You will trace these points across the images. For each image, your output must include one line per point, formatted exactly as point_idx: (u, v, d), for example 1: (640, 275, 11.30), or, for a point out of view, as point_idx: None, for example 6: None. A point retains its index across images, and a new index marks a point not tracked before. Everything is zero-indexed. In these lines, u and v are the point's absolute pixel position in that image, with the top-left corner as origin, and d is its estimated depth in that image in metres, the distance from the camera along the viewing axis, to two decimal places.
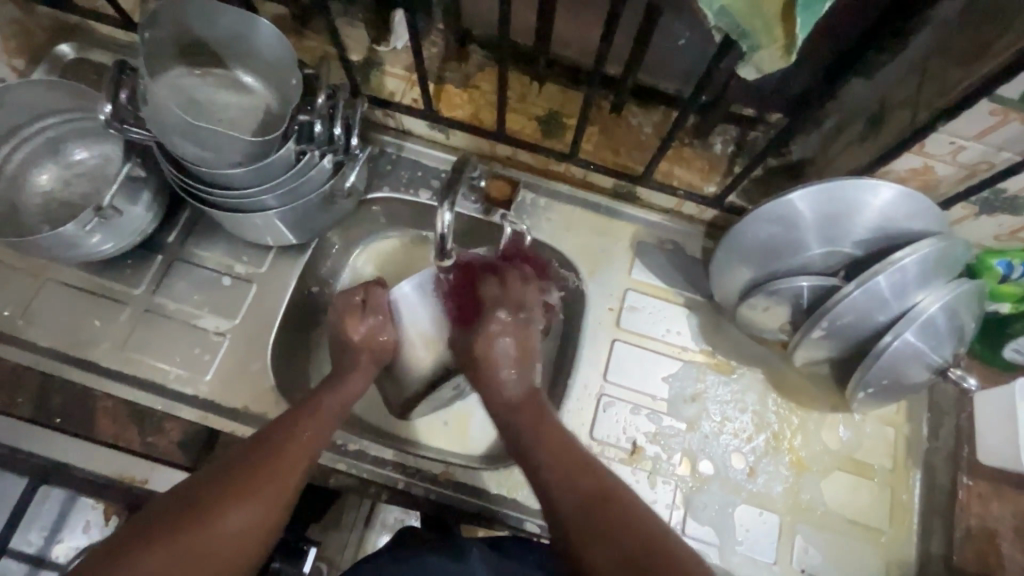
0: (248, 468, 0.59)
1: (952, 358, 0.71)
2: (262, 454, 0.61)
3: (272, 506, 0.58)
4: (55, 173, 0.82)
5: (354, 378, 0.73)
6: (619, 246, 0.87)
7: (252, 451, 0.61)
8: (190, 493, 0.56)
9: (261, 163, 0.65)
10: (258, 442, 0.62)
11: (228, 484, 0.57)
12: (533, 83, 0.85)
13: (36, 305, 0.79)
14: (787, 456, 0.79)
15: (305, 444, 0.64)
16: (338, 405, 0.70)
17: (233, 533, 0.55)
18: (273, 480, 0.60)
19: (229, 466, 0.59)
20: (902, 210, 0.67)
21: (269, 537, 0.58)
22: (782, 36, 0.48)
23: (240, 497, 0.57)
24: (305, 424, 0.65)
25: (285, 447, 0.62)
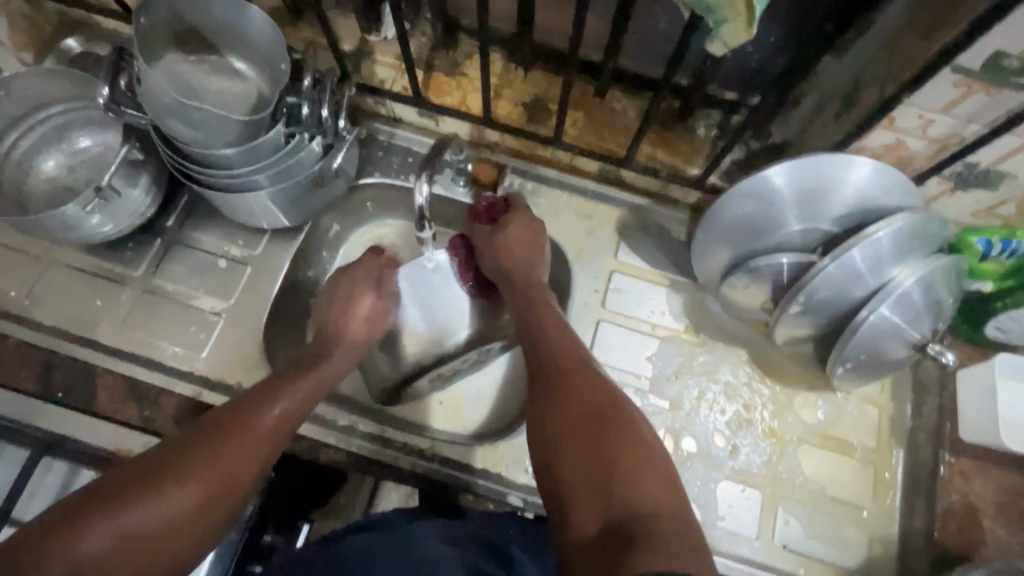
0: (246, 416, 0.63)
1: (930, 334, 0.72)
2: (260, 405, 0.65)
3: (268, 452, 0.63)
4: (60, 160, 0.85)
5: (338, 354, 0.76)
6: (605, 228, 0.89)
7: (250, 403, 0.64)
8: (189, 439, 0.59)
9: (251, 143, 0.68)
10: (255, 396, 0.66)
11: (225, 431, 0.61)
12: (519, 70, 0.87)
13: (40, 286, 0.83)
14: (765, 432, 0.80)
15: (300, 399, 0.68)
16: (327, 377, 0.73)
17: (232, 474, 0.59)
18: (268, 429, 0.64)
19: (226, 415, 0.63)
20: (877, 186, 0.68)
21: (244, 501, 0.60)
22: (744, 9, 0.50)
23: (239, 442, 0.61)
24: (300, 383, 0.69)
25: (282, 398, 0.66)
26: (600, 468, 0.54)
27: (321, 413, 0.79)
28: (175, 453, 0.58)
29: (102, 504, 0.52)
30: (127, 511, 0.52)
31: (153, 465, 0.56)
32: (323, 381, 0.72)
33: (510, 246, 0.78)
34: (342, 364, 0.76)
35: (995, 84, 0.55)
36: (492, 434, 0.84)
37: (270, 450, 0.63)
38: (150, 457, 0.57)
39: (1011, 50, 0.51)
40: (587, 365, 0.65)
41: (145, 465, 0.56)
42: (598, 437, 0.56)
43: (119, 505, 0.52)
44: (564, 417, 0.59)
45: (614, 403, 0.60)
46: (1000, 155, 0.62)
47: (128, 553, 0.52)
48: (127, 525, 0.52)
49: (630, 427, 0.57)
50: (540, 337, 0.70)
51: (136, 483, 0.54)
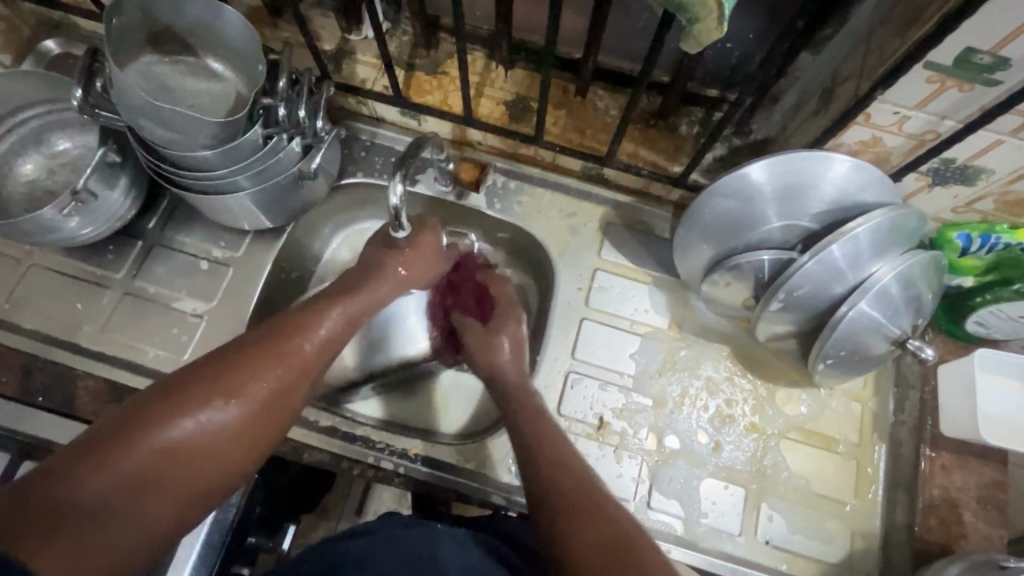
0: (288, 337, 0.61)
1: (910, 329, 0.72)
2: (300, 324, 0.63)
3: (310, 376, 0.63)
4: (39, 163, 0.85)
5: (384, 281, 0.72)
6: (588, 227, 0.88)
7: (294, 324, 0.63)
8: (233, 356, 0.58)
9: (227, 145, 0.67)
10: (295, 317, 0.63)
11: (269, 349, 0.60)
12: (500, 69, 0.86)
13: (21, 290, 0.82)
14: (747, 428, 0.80)
15: (344, 324, 0.67)
16: (384, 288, 0.72)
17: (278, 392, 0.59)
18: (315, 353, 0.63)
19: (268, 334, 0.61)
20: (855, 183, 0.68)
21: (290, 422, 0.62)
22: (715, 8, 0.50)
23: (292, 364, 0.60)
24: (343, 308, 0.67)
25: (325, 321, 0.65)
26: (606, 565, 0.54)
27: (303, 414, 0.79)
28: (221, 370, 0.56)
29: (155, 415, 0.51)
30: (191, 418, 0.52)
31: (204, 379, 0.55)
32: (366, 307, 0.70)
33: (495, 339, 0.76)
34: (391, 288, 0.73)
35: (967, 80, 0.55)
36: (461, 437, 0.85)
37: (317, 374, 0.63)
38: (196, 371, 0.55)
39: (981, 46, 0.51)
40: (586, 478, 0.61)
41: (193, 379, 0.55)
42: (602, 534, 0.56)
43: (183, 412, 0.52)
44: (582, 546, 0.55)
45: (595, 498, 0.59)
46: (976, 151, 0.62)
47: (187, 464, 0.51)
48: (186, 439, 0.52)
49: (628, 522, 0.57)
50: (535, 445, 0.64)
51: (188, 398, 0.53)
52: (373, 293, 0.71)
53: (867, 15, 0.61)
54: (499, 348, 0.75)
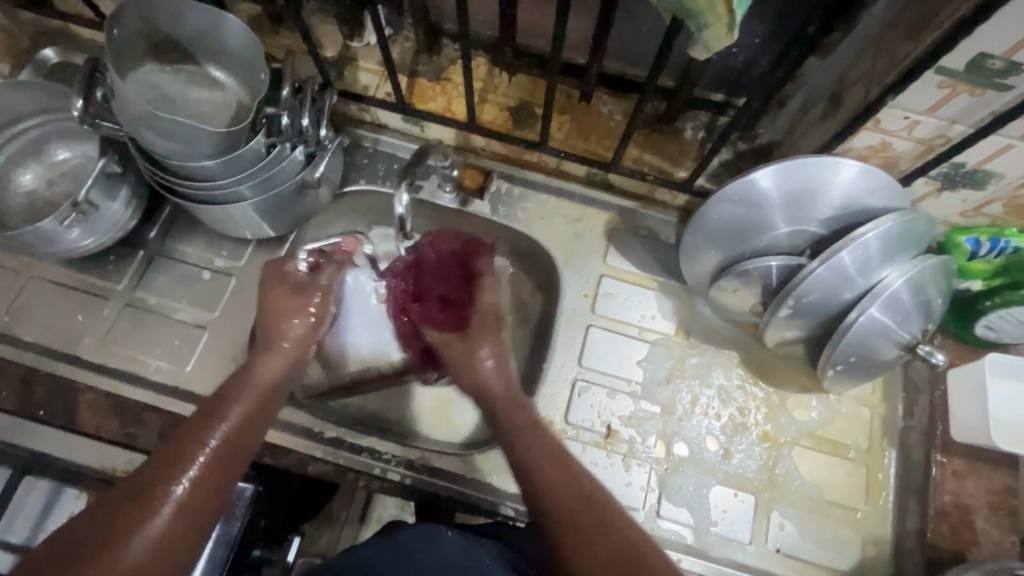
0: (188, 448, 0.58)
1: (920, 334, 0.72)
2: (197, 433, 0.60)
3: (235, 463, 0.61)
4: (39, 173, 0.84)
5: (272, 358, 0.71)
6: (593, 233, 0.88)
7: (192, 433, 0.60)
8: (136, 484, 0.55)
9: (230, 155, 0.67)
10: (192, 426, 0.61)
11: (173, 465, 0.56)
12: (503, 74, 0.86)
13: (21, 301, 0.81)
14: (757, 434, 0.80)
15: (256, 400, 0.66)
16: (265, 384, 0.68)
17: (195, 501, 0.56)
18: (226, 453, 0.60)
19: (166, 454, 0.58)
20: (864, 188, 0.68)
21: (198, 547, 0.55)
22: (725, 14, 0.49)
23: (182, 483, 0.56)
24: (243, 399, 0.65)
25: (224, 420, 0.62)
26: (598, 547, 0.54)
27: (308, 425, 0.78)
28: (121, 508, 0.52)
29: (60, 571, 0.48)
30: None
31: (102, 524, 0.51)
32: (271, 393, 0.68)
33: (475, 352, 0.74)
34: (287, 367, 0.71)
35: (979, 85, 0.54)
36: (478, 443, 0.84)
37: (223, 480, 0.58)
38: (92, 519, 0.52)
39: (994, 52, 0.51)
40: (580, 477, 0.60)
41: (93, 525, 0.51)
42: (582, 518, 0.56)
43: None
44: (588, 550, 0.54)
45: (596, 499, 0.58)
46: (987, 155, 0.61)
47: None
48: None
49: (608, 509, 0.57)
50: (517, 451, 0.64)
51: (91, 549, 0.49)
52: (268, 378, 0.69)
53: (876, 19, 0.61)
54: (481, 364, 0.73)
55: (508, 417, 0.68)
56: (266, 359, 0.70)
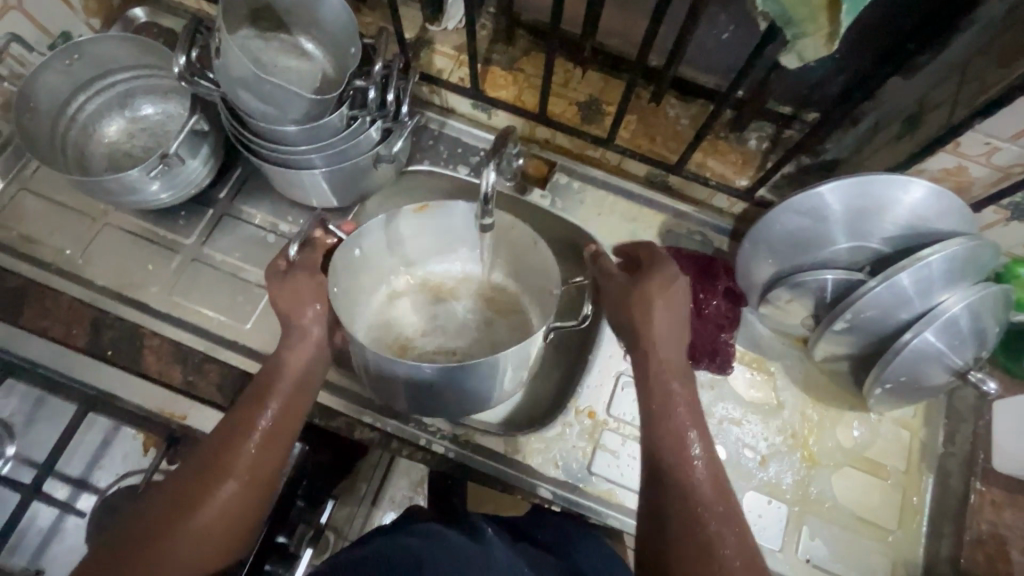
0: (189, 498, 0.59)
1: (973, 361, 0.72)
2: (232, 440, 0.63)
3: (286, 436, 0.66)
4: (122, 126, 0.87)
5: (302, 347, 0.69)
6: (648, 232, 0.89)
7: (199, 477, 0.60)
8: (134, 537, 0.56)
9: (316, 123, 0.69)
10: (190, 471, 0.61)
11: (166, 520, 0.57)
12: (576, 69, 0.88)
13: (96, 246, 0.85)
14: (800, 451, 0.80)
15: (291, 391, 0.67)
16: (300, 366, 0.69)
17: (239, 501, 0.61)
18: (235, 507, 0.60)
19: (170, 500, 0.59)
20: (931, 209, 0.68)
21: (258, 507, 0.62)
22: (826, 24, 0.51)
23: (243, 457, 0.62)
24: (260, 429, 0.64)
25: (241, 454, 0.62)
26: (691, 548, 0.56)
27: (358, 390, 0.80)
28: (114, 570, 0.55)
29: None
30: (158, 546, 0.56)
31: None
32: (284, 426, 0.66)
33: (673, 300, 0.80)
34: (303, 392, 0.69)
35: None
36: (527, 424, 0.85)
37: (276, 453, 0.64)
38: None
39: None
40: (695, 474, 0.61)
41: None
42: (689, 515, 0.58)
43: (150, 546, 0.56)
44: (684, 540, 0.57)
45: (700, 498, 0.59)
46: None
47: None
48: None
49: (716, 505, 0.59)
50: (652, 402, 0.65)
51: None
52: (291, 391, 0.67)
53: (965, 44, 0.62)
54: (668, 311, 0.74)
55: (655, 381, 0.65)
56: (291, 364, 0.68)
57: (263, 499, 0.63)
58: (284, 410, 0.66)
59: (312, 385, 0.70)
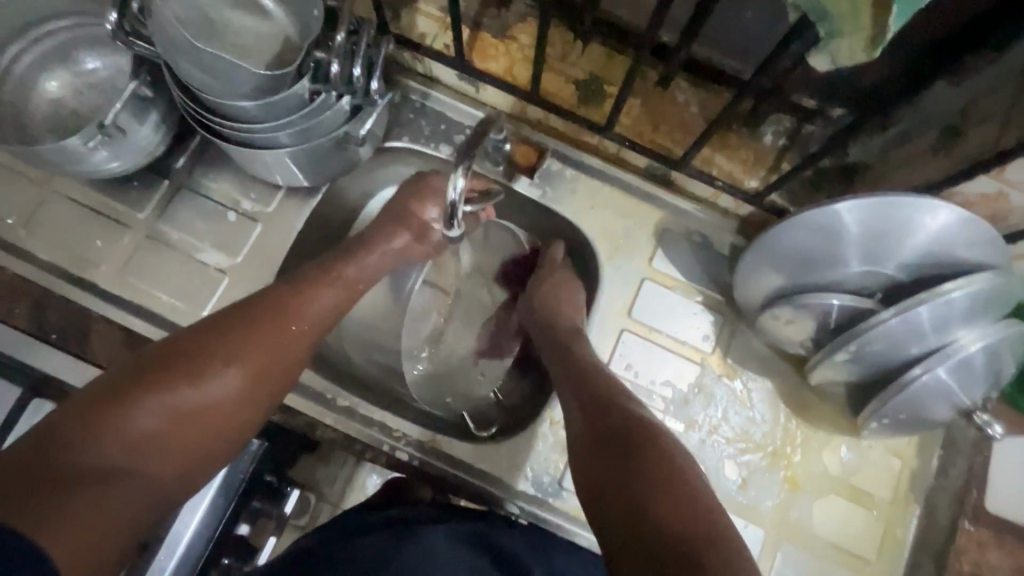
0: (189, 369, 0.54)
1: (981, 402, 0.67)
2: (263, 317, 0.60)
3: (311, 335, 0.64)
4: (66, 82, 0.78)
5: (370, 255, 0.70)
6: (644, 231, 0.81)
7: (197, 351, 0.56)
8: (116, 389, 0.51)
9: (272, 98, 0.61)
10: (187, 341, 0.56)
11: (161, 382, 0.52)
12: (576, 42, 0.78)
13: (40, 216, 0.78)
14: (783, 472, 0.77)
15: (333, 295, 0.66)
16: (351, 278, 0.68)
17: (253, 380, 0.58)
18: (228, 399, 0.56)
19: (181, 354, 0.55)
20: (959, 237, 0.60)
21: (271, 396, 0.60)
22: (869, 25, 0.42)
23: (271, 340, 0.60)
24: (288, 323, 0.61)
25: (266, 336, 0.60)
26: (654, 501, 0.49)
27: (322, 391, 0.75)
28: (92, 418, 0.49)
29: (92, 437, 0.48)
30: (167, 392, 0.52)
31: (90, 426, 0.48)
32: (311, 323, 0.64)
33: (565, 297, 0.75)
34: (333, 302, 0.66)
35: None
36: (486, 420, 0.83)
37: (300, 347, 0.62)
38: (77, 423, 0.48)
39: None
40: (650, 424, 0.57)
41: (68, 423, 0.48)
42: (636, 459, 0.53)
43: (158, 390, 0.52)
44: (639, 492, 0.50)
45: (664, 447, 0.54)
46: None
47: (92, 520, 0.45)
48: (87, 507, 0.45)
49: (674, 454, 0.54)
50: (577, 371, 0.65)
51: (62, 468, 0.45)
52: (333, 290, 0.66)
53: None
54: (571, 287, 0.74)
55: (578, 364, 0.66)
56: (346, 265, 0.69)
57: (277, 387, 0.60)
58: (318, 305, 0.65)
59: (354, 291, 0.69)
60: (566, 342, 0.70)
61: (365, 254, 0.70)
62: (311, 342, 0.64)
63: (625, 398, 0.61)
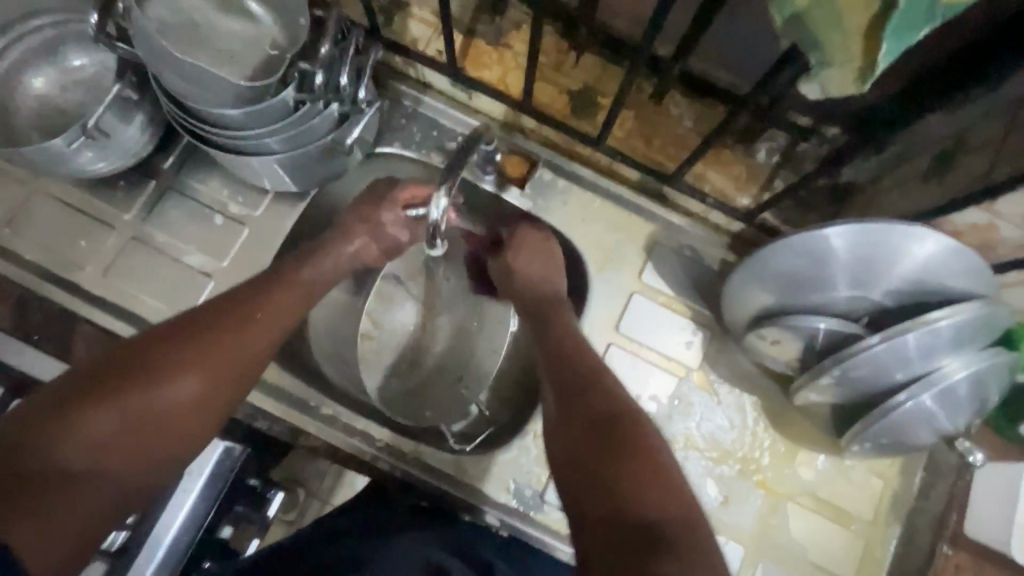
0: (142, 376, 0.53)
1: (964, 428, 0.67)
2: (220, 322, 0.59)
3: (275, 332, 0.62)
4: (52, 79, 0.77)
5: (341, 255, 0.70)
6: (634, 245, 0.81)
7: (156, 357, 0.55)
8: (70, 397, 0.50)
9: (260, 105, 0.60)
10: (145, 348, 0.55)
11: (113, 390, 0.51)
12: (570, 51, 0.76)
13: (24, 215, 0.77)
14: (754, 479, 0.77)
15: (302, 292, 0.66)
16: (319, 277, 0.68)
17: (213, 384, 0.56)
18: (185, 404, 0.54)
19: (133, 361, 0.54)
20: (946, 266, 0.59)
21: (233, 397, 0.58)
22: (860, 59, 0.41)
23: (230, 342, 0.58)
24: (246, 323, 0.60)
25: (224, 337, 0.58)
26: (617, 473, 0.50)
27: (306, 399, 0.75)
28: (40, 428, 0.48)
29: (44, 449, 0.47)
30: (118, 401, 0.51)
31: (40, 437, 0.47)
32: (273, 322, 0.62)
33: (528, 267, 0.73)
34: (300, 301, 0.65)
35: None
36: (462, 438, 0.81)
37: (261, 343, 0.60)
38: (26, 434, 0.47)
39: None
40: (615, 398, 0.57)
41: (18, 435, 0.47)
42: (607, 438, 0.53)
43: (109, 399, 0.51)
44: (603, 464, 0.50)
45: (629, 420, 0.55)
46: None
47: (47, 532, 0.45)
48: (42, 517, 0.45)
49: (639, 425, 0.54)
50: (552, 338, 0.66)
51: (17, 478, 0.45)
52: (300, 286, 0.65)
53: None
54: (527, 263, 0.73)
55: (557, 332, 0.66)
56: (318, 258, 0.68)
57: (239, 387, 0.59)
58: (287, 302, 0.64)
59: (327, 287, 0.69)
60: (548, 319, 0.68)
61: (331, 259, 0.69)
62: (275, 340, 0.62)
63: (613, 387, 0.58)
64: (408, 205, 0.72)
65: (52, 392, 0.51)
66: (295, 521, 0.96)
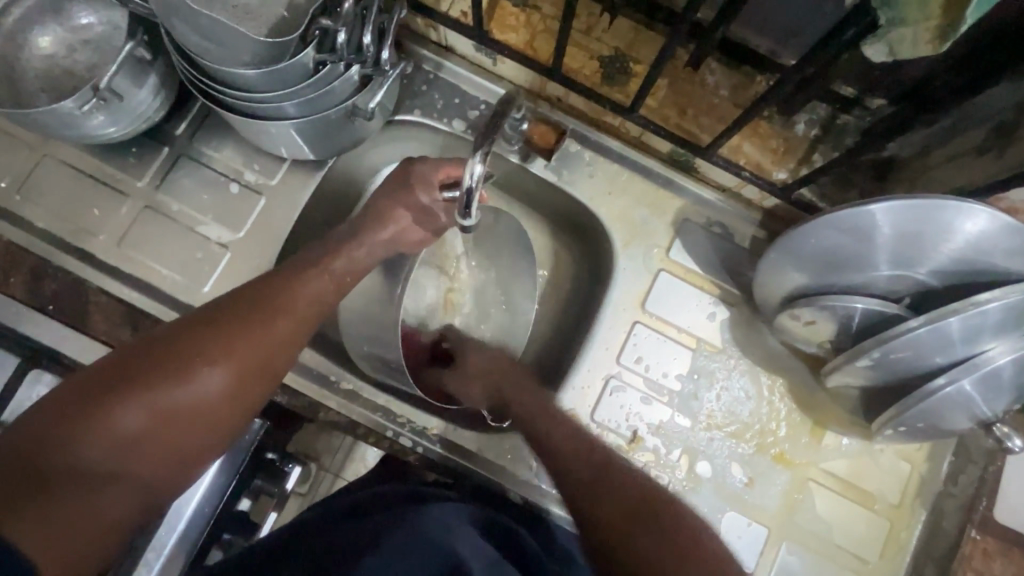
0: (173, 368, 0.52)
1: (1002, 414, 0.65)
2: (248, 314, 0.57)
3: (304, 327, 0.60)
4: (59, 38, 0.73)
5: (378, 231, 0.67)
6: (662, 220, 0.78)
7: (181, 349, 0.53)
8: (96, 388, 0.49)
9: (277, 65, 0.56)
10: (170, 339, 0.53)
11: (142, 383, 0.50)
12: (602, 15, 0.73)
13: (34, 181, 0.74)
14: (771, 453, 0.76)
15: (330, 282, 0.63)
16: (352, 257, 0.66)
17: (242, 378, 0.55)
18: (214, 398, 0.53)
19: (162, 353, 0.52)
20: (998, 244, 0.56)
21: (262, 392, 0.57)
22: (938, 17, 0.38)
23: (259, 337, 0.56)
24: (275, 317, 0.58)
25: (252, 331, 0.56)
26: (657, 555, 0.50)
27: (326, 372, 0.74)
28: (68, 418, 0.47)
29: (71, 442, 0.46)
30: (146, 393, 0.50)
31: (68, 428, 0.47)
32: (302, 314, 0.60)
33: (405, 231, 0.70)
34: (328, 291, 0.63)
35: None
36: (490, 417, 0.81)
37: (290, 337, 0.59)
38: (54, 425, 0.47)
39: None
40: (625, 471, 0.57)
41: (47, 425, 0.46)
42: (635, 519, 0.53)
43: (138, 391, 0.50)
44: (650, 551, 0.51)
45: (651, 494, 0.55)
46: None
47: (71, 529, 0.44)
48: (69, 512, 0.44)
49: (663, 502, 0.54)
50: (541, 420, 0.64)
51: (48, 472, 0.45)
52: (330, 279, 0.63)
53: None
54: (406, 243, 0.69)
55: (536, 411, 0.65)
56: (354, 239, 0.66)
57: (268, 382, 0.57)
58: (313, 291, 0.61)
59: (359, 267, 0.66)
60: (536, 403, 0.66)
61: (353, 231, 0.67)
62: (304, 333, 0.60)
63: (657, 496, 0.55)
64: (444, 185, 0.68)
65: (75, 382, 0.49)
66: (310, 495, 0.96)
